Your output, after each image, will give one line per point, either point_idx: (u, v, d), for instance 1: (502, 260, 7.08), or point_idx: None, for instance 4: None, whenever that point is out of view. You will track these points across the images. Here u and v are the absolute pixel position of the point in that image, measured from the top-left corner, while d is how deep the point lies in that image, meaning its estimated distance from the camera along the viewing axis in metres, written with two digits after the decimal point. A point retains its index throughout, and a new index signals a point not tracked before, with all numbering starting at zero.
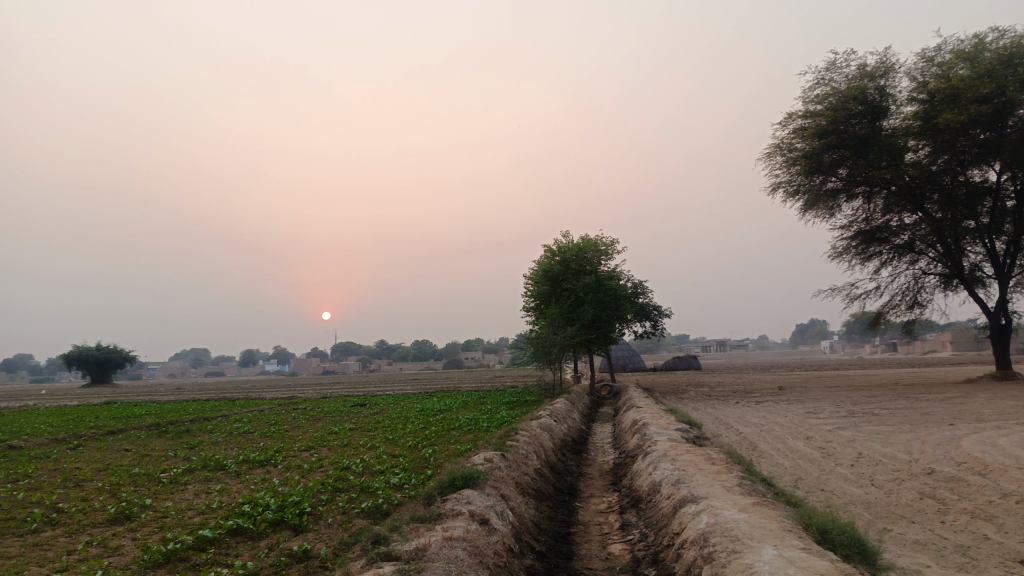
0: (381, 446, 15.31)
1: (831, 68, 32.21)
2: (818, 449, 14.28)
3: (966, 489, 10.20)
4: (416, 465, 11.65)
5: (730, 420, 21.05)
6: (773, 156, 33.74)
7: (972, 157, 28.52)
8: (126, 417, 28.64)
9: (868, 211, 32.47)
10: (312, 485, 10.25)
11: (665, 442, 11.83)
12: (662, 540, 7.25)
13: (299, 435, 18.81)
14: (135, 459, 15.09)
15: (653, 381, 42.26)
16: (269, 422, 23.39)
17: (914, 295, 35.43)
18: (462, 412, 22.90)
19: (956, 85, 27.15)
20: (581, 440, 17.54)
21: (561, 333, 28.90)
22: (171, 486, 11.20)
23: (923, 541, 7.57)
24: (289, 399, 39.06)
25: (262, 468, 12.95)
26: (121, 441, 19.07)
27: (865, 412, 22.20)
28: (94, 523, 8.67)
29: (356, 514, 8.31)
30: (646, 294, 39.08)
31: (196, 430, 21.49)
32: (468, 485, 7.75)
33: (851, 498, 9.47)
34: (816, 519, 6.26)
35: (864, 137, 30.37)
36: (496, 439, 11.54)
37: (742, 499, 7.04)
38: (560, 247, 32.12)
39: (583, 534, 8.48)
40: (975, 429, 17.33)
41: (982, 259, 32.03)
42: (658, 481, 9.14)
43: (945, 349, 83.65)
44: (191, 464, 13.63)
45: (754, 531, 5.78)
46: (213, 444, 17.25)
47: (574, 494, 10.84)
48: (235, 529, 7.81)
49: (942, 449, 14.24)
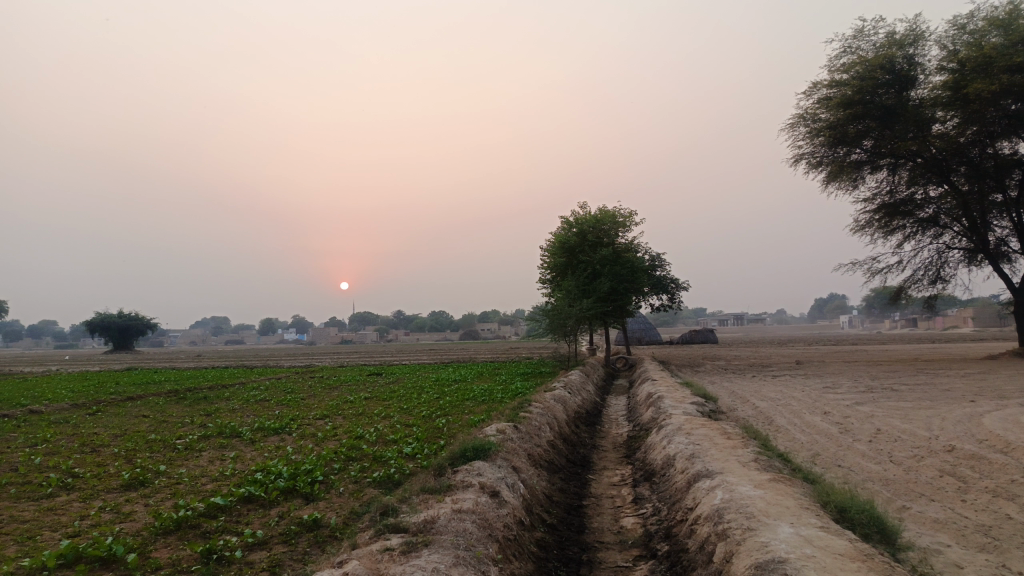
0: (395, 416, 15.32)
1: (858, 36, 31.38)
2: (836, 426, 14.10)
3: (987, 468, 9.99)
4: (429, 435, 11.64)
5: (746, 394, 20.88)
6: (796, 126, 33.08)
7: (1002, 129, 27.78)
8: (145, 384, 28.97)
9: (892, 184, 31.79)
10: (325, 454, 10.25)
11: (679, 416, 11.71)
12: (675, 515, 7.15)
13: (314, 404, 18.90)
14: (153, 425, 15.23)
15: (669, 354, 42.11)
16: (285, 390, 23.53)
17: (937, 270, 34.83)
18: (477, 383, 22.91)
19: (989, 54, 26.37)
20: (595, 413, 17.49)
21: (577, 305, 28.75)
22: (185, 452, 11.27)
23: (943, 520, 7.41)
24: (306, 368, 39.35)
25: (277, 436, 13.01)
26: (140, 407, 19.29)
27: (884, 388, 21.91)
28: (109, 488, 8.74)
29: (367, 483, 8.29)
30: (664, 267, 38.74)
31: (213, 398, 21.71)
32: (479, 457, 7.67)
33: (870, 475, 9.31)
34: (834, 497, 6.11)
35: (890, 107, 29.63)
36: (510, 410, 11.47)
37: (758, 476, 6.90)
38: (577, 219, 31.82)
39: (595, 507, 8.42)
40: (996, 406, 17.02)
41: (1008, 233, 31.33)
42: (672, 455, 9.02)
43: (967, 325, 82.67)
44: (207, 431, 13.72)
45: (770, 509, 5.64)
46: (229, 412, 17.38)
47: (587, 467, 10.77)
48: (247, 497, 7.82)
49: (963, 427, 14.02)
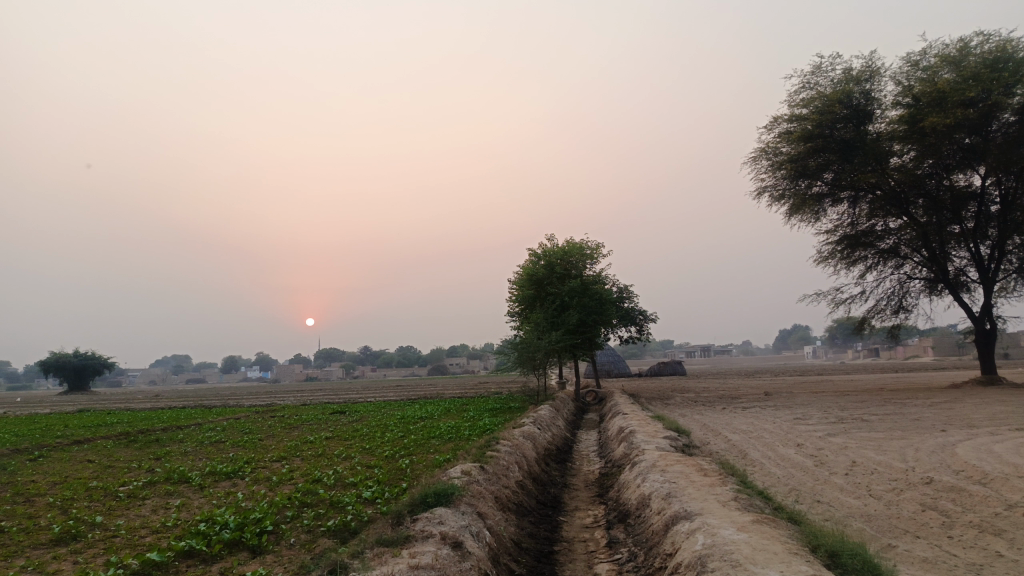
0: (357, 456, 14.64)
1: (816, 72, 32.00)
2: (811, 458, 13.81)
3: (968, 501, 9.68)
4: (391, 476, 11.01)
5: (718, 427, 20.54)
6: (758, 160, 33.45)
7: (956, 161, 28.42)
8: (96, 426, 27.67)
9: (853, 216, 32.17)
10: (278, 500, 9.59)
11: (653, 451, 11.25)
12: (653, 561, 6.67)
13: (272, 444, 18.07)
14: (97, 471, 14.32)
15: (638, 387, 41.90)
16: (244, 431, 22.58)
17: (900, 299, 35.20)
18: (445, 420, 22.24)
19: (942, 88, 26.97)
20: (566, 449, 16.98)
21: (546, 338, 28.31)
22: (127, 501, 10.48)
23: (932, 560, 7.03)
24: (267, 407, 38.04)
25: (229, 480, 12.27)
26: (87, 452, 18.23)
27: (854, 418, 21.75)
28: (36, 544, 7.97)
29: (321, 533, 7.66)
30: (632, 299, 38.60)
31: (166, 440, 20.67)
32: (441, 503, 7.10)
33: (850, 511, 8.95)
34: (824, 540, 5.67)
35: (849, 141, 30.07)
36: (476, 449, 10.91)
37: (740, 516, 6.46)
38: (544, 251, 31.55)
39: (567, 553, 7.90)
40: (968, 435, 16.87)
41: (967, 263, 31.80)
42: (647, 494, 8.55)
43: (928, 354, 84.14)
44: (154, 477, 12.89)
45: (757, 556, 5.19)
46: (181, 455, 16.51)
47: (558, 508, 10.25)
48: (187, 551, 7.15)
49: (937, 457, 13.78)
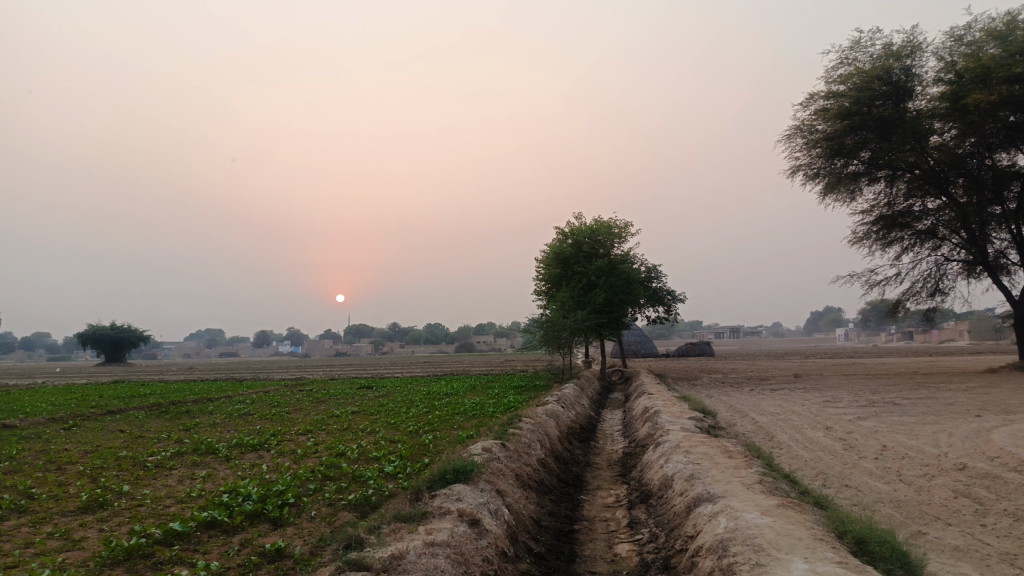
0: (381, 431, 14.72)
1: (855, 47, 31.10)
2: (840, 441, 13.57)
3: (1003, 488, 9.41)
4: (413, 451, 11.02)
5: (745, 408, 20.30)
6: (792, 138, 32.71)
7: (1000, 140, 27.53)
8: (129, 397, 28.17)
9: (890, 196, 31.36)
10: (301, 473, 9.65)
11: (677, 432, 11.11)
12: (673, 543, 6.57)
13: (299, 418, 18.26)
14: (127, 441, 14.57)
15: (664, 367, 41.60)
16: (272, 404, 22.86)
17: (936, 282, 34.38)
18: (469, 397, 22.27)
19: (986, 65, 26.06)
20: (590, 428, 16.90)
21: (572, 317, 28.15)
22: (155, 471, 10.64)
23: (964, 548, 6.82)
24: (295, 381, 38.49)
25: (254, 452, 12.40)
26: (119, 422, 18.58)
27: (886, 402, 21.32)
28: (64, 511, 8.10)
29: (342, 506, 7.68)
30: (660, 279, 38.21)
31: (197, 412, 21.02)
32: (460, 480, 7.07)
33: (879, 496, 8.75)
34: (851, 526, 5.50)
35: (888, 118, 29.24)
36: (499, 427, 10.86)
37: (765, 500, 6.31)
38: (572, 230, 31.28)
39: (587, 532, 7.82)
40: (1003, 421, 16.44)
41: (1007, 246, 30.90)
42: (670, 476, 8.42)
43: (964, 338, 82.44)
44: (182, 448, 13.08)
45: (780, 541, 5.05)
46: (209, 427, 16.76)
47: (580, 487, 10.18)
48: (209, 522, 7.21)
49: (971, 443, 13.44)
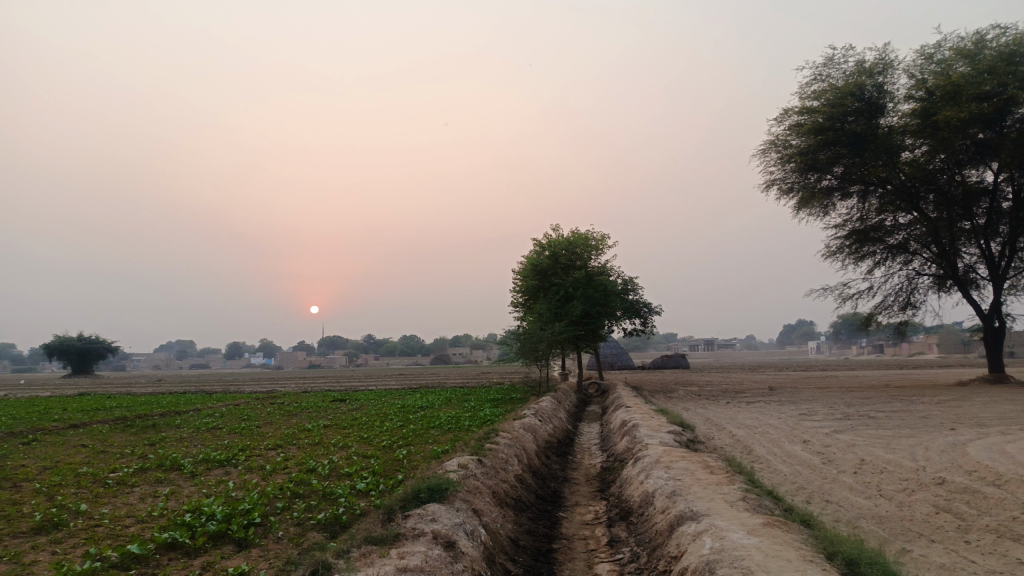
0: (354, 445, 14.36)
1: (828, 63, 31.47)
2: (818, 455, 13.51)
3: (983, 503, 9.32)
4: (387, 468, 10.70)
5: (722, 421, 20.21)
6: (767, 152, 32.95)
7: (969, 157, 27.94)
8: (93, 410, 27.37)
9: (863, 210, 31.65)
10: (269, 490, 9.28)
11: (656, 446, 10.92)
12: (656, 564, 6.35)
13: (269, 432, 17.80)
14: (89, 456, 14.06)
15: (641, 379, 41.50)
16: (242, 417, 22.34)
17: (907, 295, 34.76)
18: (445, 410, 21.96)
19: (957, 82, 26.45)
20: (567, 442, 16.68)
21: (549, 329, 27.96)
22: (115, 488, 10.21)
23: (949, 566, 6.69)
24: (267, 393, 37.88)
25: (221, 468, 11.99)
26: (80, 437, 17.97)
27: (860, 415, 21.39)
28: (15, 533, 7.68)
29: (311, 526, 7.37)
30: (637, 291, 38.22)
31: (163, 425, 20.45)
32: (435, 499, 6.78)
33: (860, 512, 8.63)
34: (840, 546, 5.32)
35: (860, 134, 29.56)
36: (474, 442, 10.56)
37: (750, 519, 6.13)
38: (549, 241, 31.15)
39: (567, 551, 7.58)
40: (978, 434, 16.51)
41: (977, 260, 31.36)
42: (651, 492, 8.21)
43: (933, 352, 83.86)
44: (146, 463, 12.64)
45: (770, 563, 4.85)
46: (176, 441, 16.27)
47: (558, 503, 9.93)
48: (170, 543, 6.86)
49: (948, 456, 13.43)
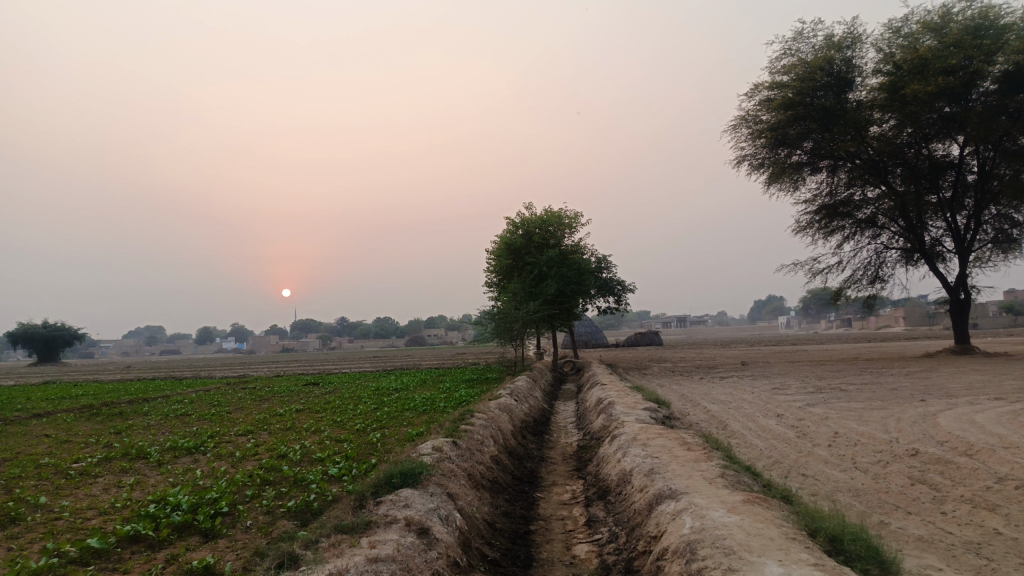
0: (327, 429, 14.11)
1: (798, 38, 31.45)
2: (793, 429, 13.55)
3: (957, 474, 9.37)
4: (360, 452, 10.49)
5: (697, 397, 20.28)
6: (738, 128, 32.95)
7: (936, 131, 28.16)
8: (58, 399, 26.73)
9: (832, 185, 31.81)
10: (238, 478, 9.02)
11: (633, 424, 10.83)
12: (636, 544, 6.24)
13: (240, 418, 17.47)
14: (52, 446, 13.64)
15: (616, 357, 41.62)
16: (212, 403, 21.89)
17: (876, 269, 35.17)
18: (420, 392, 21.76)
19: (924, 56, 26.57)
20: (543, 421, 16.59)
21: (523, 308, 27.82)
22: (78, 479, 9.86)
23: (928, 538, 6.67)
24: (239, 378, 37.32)
25: (188, 456, 11.69)
26: (45, 426, 17.47)
27: (833, 388, 21.55)
28: None
29: (280, 514, 7.15)
30: (610, 269, 38.18)
31: (130, 413, 19.98)
32: (408, 484, 6.59)
33: (837, 486, 8.61)
34: (822, 523, 5.23)
35: (830, 109, 29.62)
36: (449, 423, 10.37)
37: (730, 497, 6.02)
38: (522, 220, 30.90)
39: (544, 533, 7.45)
40: (948, 405, 16.71)
41: (943, 234, 31.76)
42: (628, 470, 8.11)
43: (899, 324, 85.32)
44: (111, 452, 12.27)
45: (751, 542, 4.73)
46: (143, 429, 15.87)
47: (535, 484, 9.80)
48: (132, 536, 6.59)
49: (920, 428, 13.55)
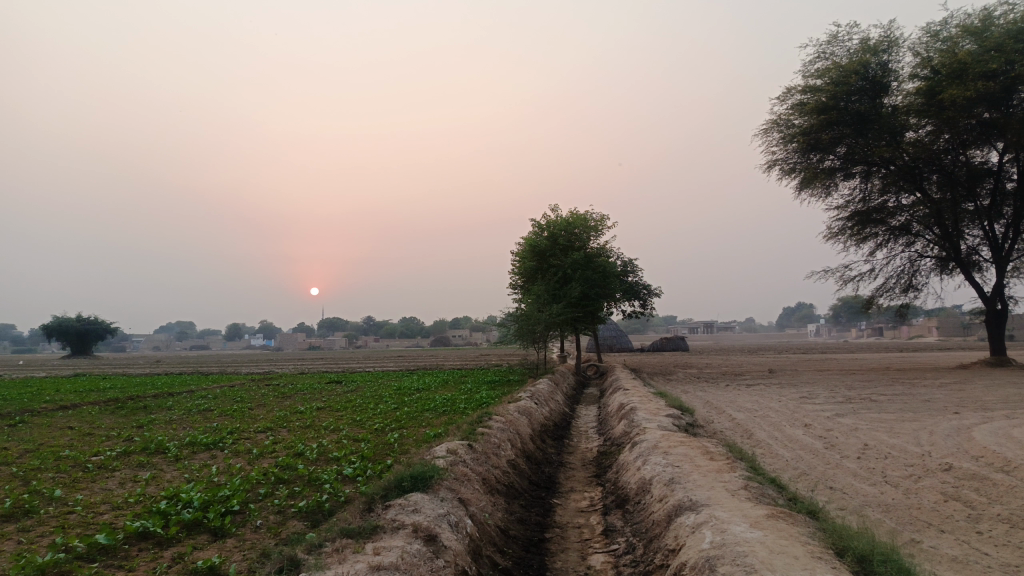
0: (345, 428, 14.04)
1: (832, 41, 30.86)
2: (820, 440, 13.19)
3: (994, 491, 8.99)
4: (377, 452, 10.36)
5: (721, 404, 19.92)
6: (770, 132, 32.41)
7: (974, 137, 27.41)
8: (87, 391, 27.09)
9: (865, 191, 31.14)
10: (252, 476, 8.93)
11: (654, 431, 10.57)
12: (654, 556, 6.01)
13: (260, 414, 17.49)
14: (74, 439, 13.74)
15: (641, 362, 41.23)
16: (235, 400, 21.97)
17: (909, 278, 34.37)
18: (441, 392, 21.65)
19: (963, 60, 25.87)
20: (564, 425, 16.35)
21: (547, 311, 27.62)
22: (94, 473, 9.86)
23: (962, 559, 6.35)
24: (265, 375, 37.53)
25: (206, 452, 11.66)
26: (70, 418, 17.64)
27: (863, 398, 21.04)
28: None
29: (291, 514, 7.04)
30: (636, 273, 37.82)
31: (154, 407, 20.11)
32: (418, 488, 6.44)
33: (866, 500, 8.29)
34: (851, 542, 4.96)
35: (864, 114, 29.00)
36: (467, 426, 10.20)
37: (753, 510, 5.76)
38: (547, 222, 30.68)
39: (559, 541, 7.25)
40: (984, 418, 16.18)
41: (980, 242, 30.94)
42: (648, 479, 7.87)
43: (932, 335, 83.54)
44: (131, 446, 12.30)
45: (774, 560, 4.48)
46: (164, 423, 15.93)
47: (552, 489, 9.59)
48: (141, 533, 6.51)
49: (953, 441, 13.10)
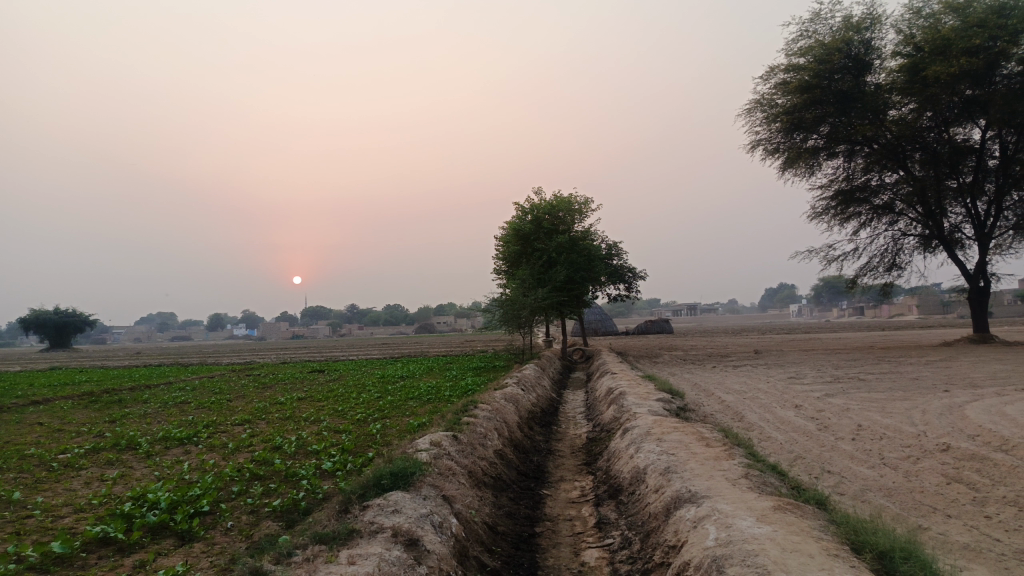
0: (326, 419, 13.55)
1: (815, 19, 30.50)
2: (813, 421, 12.93)
3: (996, 472, 8.72)
4: (358, 444, 9.92)
5: (710, 387, 19.62)
6: (753, 112, 32.07)
7: (957, 114, 27.18)
8: (60, 386, 26.31)
9: (849, 170, 30.92)
10: (225, 472, 8.47)
11: (647, 416, 10.19)
12: (652, 553, 5.63)
13: (239, 406, 16.96)
14: (42, 436, 13.17)
15: (626, 345, 41.11)
16: (213, 391, 21.40)
17: (893, 256, 34.29)
18: (425, 380, 21.21)
19: (947, 36, 25.59)
20: (551, 412, 15.96)
21: (532, 295, 27.21)
22: (60, 473, 9.34)
23: (974, 547, 6.03)
24: (245, 365, 36.93)
25: (179, 447, 11.16)
26: (40, 414, 17.02)
27: (851, 378, 20.85)
28: None
29: (265, 514, 6.60)
30: (621, 256, 37.48)
31: (129, 401, 19.52)
32: (398, 486, 6.00)
33: (866, 484, 7.99)
34: (869, 539, 4.59)
35: (847, 92, 28.68)
36: (450, 415, 9.75)
37: (758, 502, 5.39)
38: (532, 205, 30.16)
39: (550, 535, 6.87)
40: (974, 396, 16.00)
41: (963, 220, 30.81)
42: (642, 468, 7.49)
43: (913, 313, 84.37)
44: (100, 443, 11.76)
45: (788, 560, 4.11)
46: (137, 418, 15.37)
47: (541, 479, 9.21)
48: (101, 539, 6.05)
49: (947, 420, 12.86)
